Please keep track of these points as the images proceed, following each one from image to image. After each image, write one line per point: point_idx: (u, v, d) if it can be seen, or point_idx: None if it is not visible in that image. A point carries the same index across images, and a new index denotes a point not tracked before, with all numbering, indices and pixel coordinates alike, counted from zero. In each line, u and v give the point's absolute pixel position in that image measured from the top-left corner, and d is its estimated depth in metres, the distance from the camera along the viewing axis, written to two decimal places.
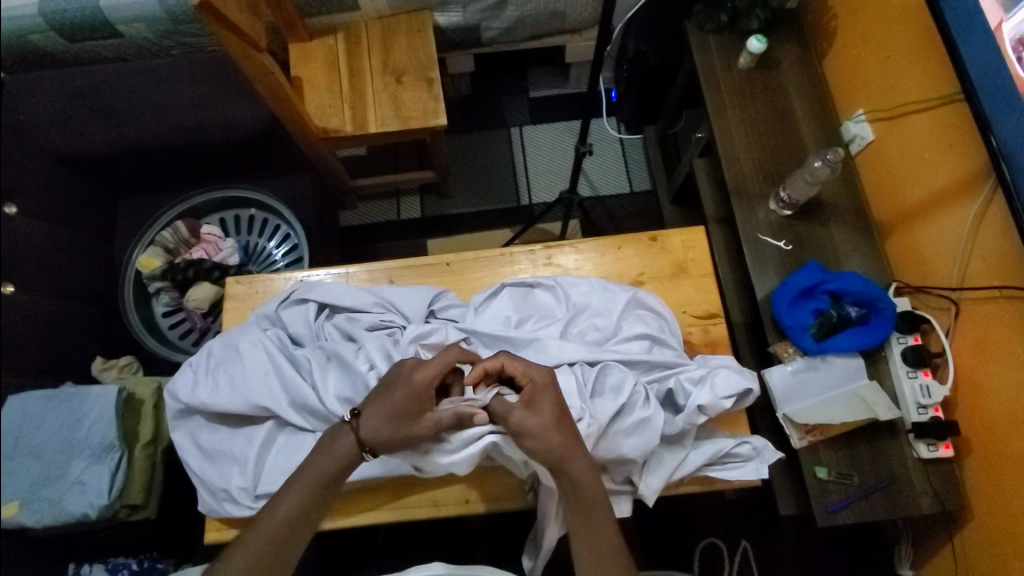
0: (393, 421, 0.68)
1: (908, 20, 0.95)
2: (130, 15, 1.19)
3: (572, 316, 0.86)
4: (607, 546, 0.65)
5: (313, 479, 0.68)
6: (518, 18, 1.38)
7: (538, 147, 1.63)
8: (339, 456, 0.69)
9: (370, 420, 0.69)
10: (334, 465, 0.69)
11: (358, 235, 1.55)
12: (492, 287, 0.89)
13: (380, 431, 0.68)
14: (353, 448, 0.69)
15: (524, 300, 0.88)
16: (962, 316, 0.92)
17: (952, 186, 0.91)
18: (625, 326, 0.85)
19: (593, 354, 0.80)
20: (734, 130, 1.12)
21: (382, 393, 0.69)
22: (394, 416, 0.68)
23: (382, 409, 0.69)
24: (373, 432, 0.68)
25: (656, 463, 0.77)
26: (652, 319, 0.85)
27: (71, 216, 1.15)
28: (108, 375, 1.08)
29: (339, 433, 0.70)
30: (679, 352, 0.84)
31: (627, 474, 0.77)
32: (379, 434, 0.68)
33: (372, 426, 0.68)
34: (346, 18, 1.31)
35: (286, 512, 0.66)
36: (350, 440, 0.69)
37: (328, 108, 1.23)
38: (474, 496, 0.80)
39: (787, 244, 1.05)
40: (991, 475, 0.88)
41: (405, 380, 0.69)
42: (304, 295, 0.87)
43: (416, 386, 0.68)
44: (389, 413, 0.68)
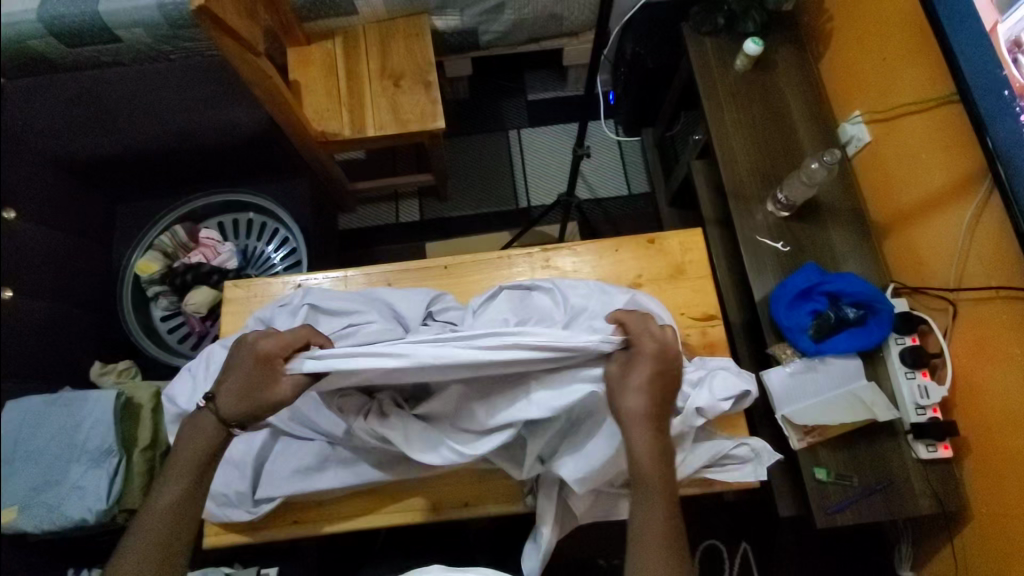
0: (242, 393, 0.65)
1: (903, 22, 0.96)
2: (128, 20, 1.20)
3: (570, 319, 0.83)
4: (663, 530, 0.61)
5: (192, 459, 0.66)
6: (516, 22, 1.38)
7: (536, 150, 1.63)
8: (205, 437, 0.67)
9: (225, 399, 0.66)
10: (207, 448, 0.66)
11: (357, 239, 1.55)
12: (489, 290, 0.88)
13: (235, 405, 0.66)
14: (217, 429, 0.67)
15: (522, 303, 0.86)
16: (959, 317, 0.92)
17: (949, 187, 0.91)
18: None
19: None
20: (731, 132, 1.12)
21: (233, 368, 0.67)
22: (245, 388, 0.66)
23: (237, 381, 0.66)
24: (230, 407, 0.66)
25: None
26: None
27: (71, 220, 1.15)
28: (106, 380, 1.08)
29: (200, 411, 0.68)
30: None
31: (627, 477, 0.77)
32: (237, 410, 0.66)
33: (228, 400, 0.66)
34: (344, 22, 1.31)
35: (173, 497, 0.64)
36: (213, 420, 0.67)
37: (326, 112, 1.24)
38: (473, 500, 0.80)
39: (784, 246, 1.05)
40: (990, 475, 0.88)
41: (246, 347, 0.66)
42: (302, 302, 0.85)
43: (260, 355, 0.65)
44: (242, 385, 0.66)
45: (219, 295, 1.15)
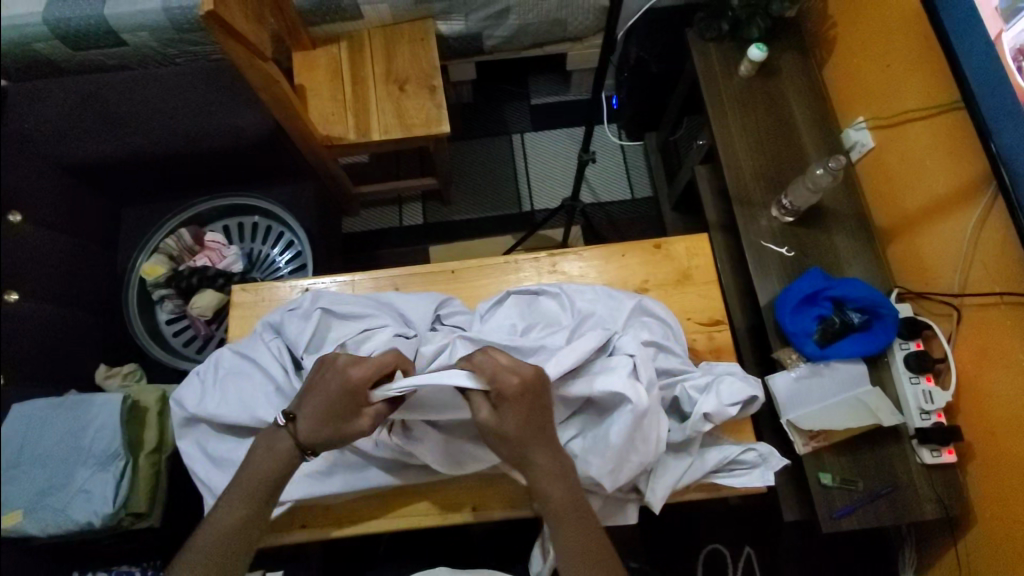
0: (323, 421, 0.67)
1: (906, 29, 0.96)
2: (135, 24, 1.20)
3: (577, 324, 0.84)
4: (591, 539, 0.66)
5: (260, 478, 0.69)
6: (520, 27, 1.39)
7: (539, 154, 1.64)
8: (281, 459, 0.69)
9: (306, 421, 0.68)
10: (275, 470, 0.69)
11: (360, 242, 1.55)
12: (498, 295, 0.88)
13: (314, 433, 0.67)
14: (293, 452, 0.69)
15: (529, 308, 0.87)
16: (962, 322, 0.92)
17: (952, 193, 0.92)
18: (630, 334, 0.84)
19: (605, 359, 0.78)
20: (736, 137, 1.13)
21: (315, 387, 0.68)
22: (325, 414, 0.67)
23: (319, 406, 0.67)
24: (309, 432, 0.68)
25: (662, 471, 0.78)
26: (657, 327, 0.85)
27: (76, 223, 1.15)
28: (111, 383, 1.08)
29: (277, 434, 0.70)
30: (684, 359, 0.84)
31: (634, 482, 0.78)
32: (318, 437, 0.67)
33: (307, 425, 0.68)
34: (349, 26, 1.32)
35: (231, 517, 0.67)
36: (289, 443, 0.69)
37: (331, 116, 1.24)
38: (481, 504, 0.80)
39: (789, 251, 1.06)
40: (994, 480, 0.88)
41: (334, 372, 0.66)
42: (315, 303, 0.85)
43: (349, 386, 0.64)
44: (321, 411, 0.67)
45: (225, 298, 1.15)
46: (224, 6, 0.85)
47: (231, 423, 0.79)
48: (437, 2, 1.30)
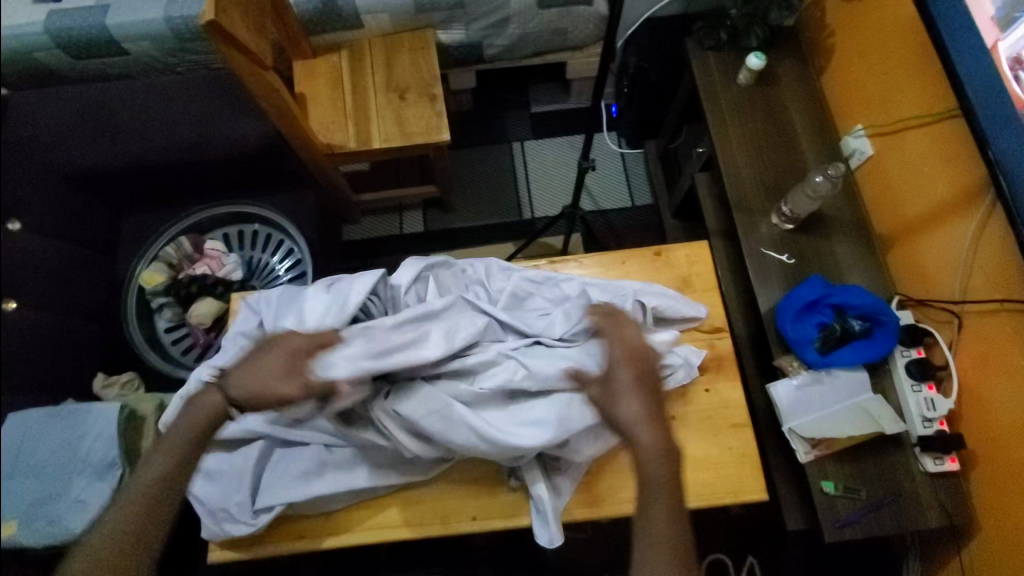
0: (257, 377, 0.69)
1: (903, 37, 0.97)
2: (136, 33, 1.21)
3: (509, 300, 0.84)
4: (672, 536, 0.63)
5: (177, 438, 0.70)
6: (520, 35, 1.39)
7: (539, 162, 1.64)
8: (207, 408, 0.71)
9: (234, 379, 0.70)
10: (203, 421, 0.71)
11: (360, 250, 1.55)
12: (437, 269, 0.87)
13: (240, 388, 0.69)
14: (218, 407, 0.71)
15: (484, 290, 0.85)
16: (964, 329, 0.92)
17: (951, 200, 0.92)
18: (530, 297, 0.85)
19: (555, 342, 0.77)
20: (735, 145, 1.13)
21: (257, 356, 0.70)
22: (263, 376, 0.69)
23: (254, 366, 0.69)
24: (239, 389, 0.70)
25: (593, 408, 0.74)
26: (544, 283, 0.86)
27: (76, 232, 1.15)
28: (109, 393, 1.07)
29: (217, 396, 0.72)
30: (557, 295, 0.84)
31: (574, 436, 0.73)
32: (244, 392, 0.69)
33: (241, 381, 0.70)
34: (350, 35, 1.33)
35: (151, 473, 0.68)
36: (216, 397, 0.72)
37: (332, 125, 1.24)
38: (481, 514, 0.78)
39: (789, 258, 1.06)
40: (997, 488, 0.88)
41: (281, 345, 0.69)
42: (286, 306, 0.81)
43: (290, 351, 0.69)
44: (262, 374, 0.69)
45: (224, 306, 1.15)
46: (226, 16, 0.86)
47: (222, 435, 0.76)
48: (437, 11, 1.30)
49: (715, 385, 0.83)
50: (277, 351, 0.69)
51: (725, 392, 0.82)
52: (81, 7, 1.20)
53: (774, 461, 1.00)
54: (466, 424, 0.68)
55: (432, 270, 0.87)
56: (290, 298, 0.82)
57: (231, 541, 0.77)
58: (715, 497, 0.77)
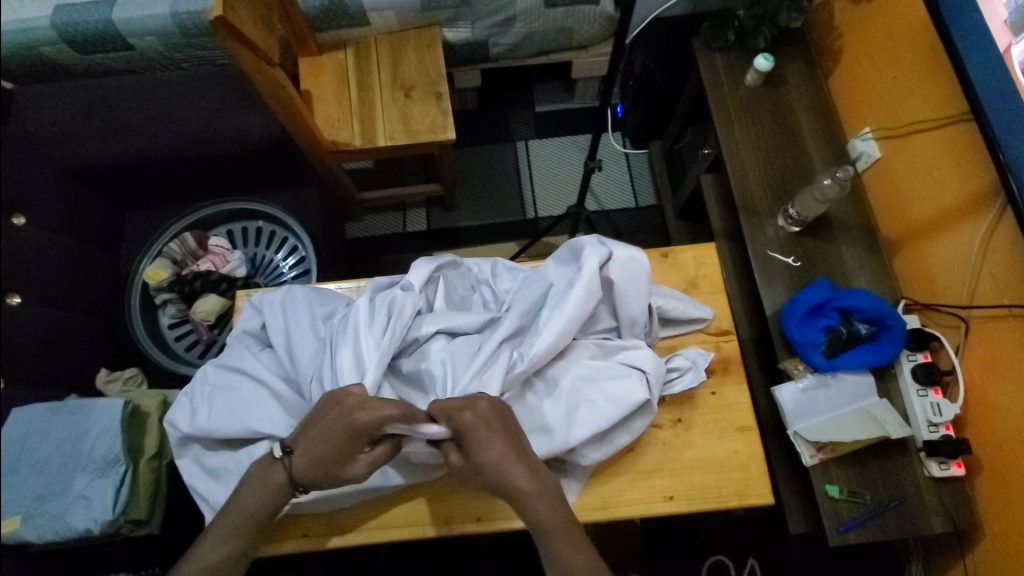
0: (320, 459, 0.66)
1: (913, 40, 0.96)
2: (142, 28, 1.20)
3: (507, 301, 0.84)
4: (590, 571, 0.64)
5: (246, 515, 0.68)
6: (526, 34, 1.39)
7: (543, 161, 1.64)
8: (266, 481, 0.68)
9: (300, 460, 0.67)
10: (265, 500, 0.68)
11: (363, 248, 1.55)
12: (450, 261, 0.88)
13: (311, 472, 0.66)
14: (284, 486, 0.68)
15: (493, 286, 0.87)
16: (971, 333, 0.92)
17: (959, 204, 0.92)
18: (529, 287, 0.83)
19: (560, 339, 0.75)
20: (741, 147, 1.13)
21: (310, 429, 0.67)
22: (324, 454, 0.66)
23: (318, 447, 0.66)
24: (303, 470, 0.67)
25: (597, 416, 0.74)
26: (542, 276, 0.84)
27: (81, 227, 1.15)
28: (112, 388, 1.07)
29: (271, 467, 0.69)
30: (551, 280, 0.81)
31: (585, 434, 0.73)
32: (311, 475, 0.66)
33: (307, 463, 0.66)
34: (356, 32, 1.32)
35: (218, 554, 0.66)
36: (280, 476, 0.68)
37: (337, 122, 1.24)
38: (485, 514, 0.78)
39: (795, 261, 1.05)
40: (1002, 494, 0.88)
41: (338, 413, 0.65)
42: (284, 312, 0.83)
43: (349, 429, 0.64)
44: (318, 455, 0.66)
45: (227, 303, 1.14)
46: (233, 12, 0.85)
47: (224, 437, 0.76)
48: (444, 9, 1.30)
49: (720, 388, 0.83)
50: (333, 425, 0.65)
51: (731, 395, 0.82)
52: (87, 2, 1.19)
53: (777, 464, 0.99)
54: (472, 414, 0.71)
55: (440, 271, 0.87)
56: (293, 309, 0.83)
57: None
58: (721, 500, 0.77)
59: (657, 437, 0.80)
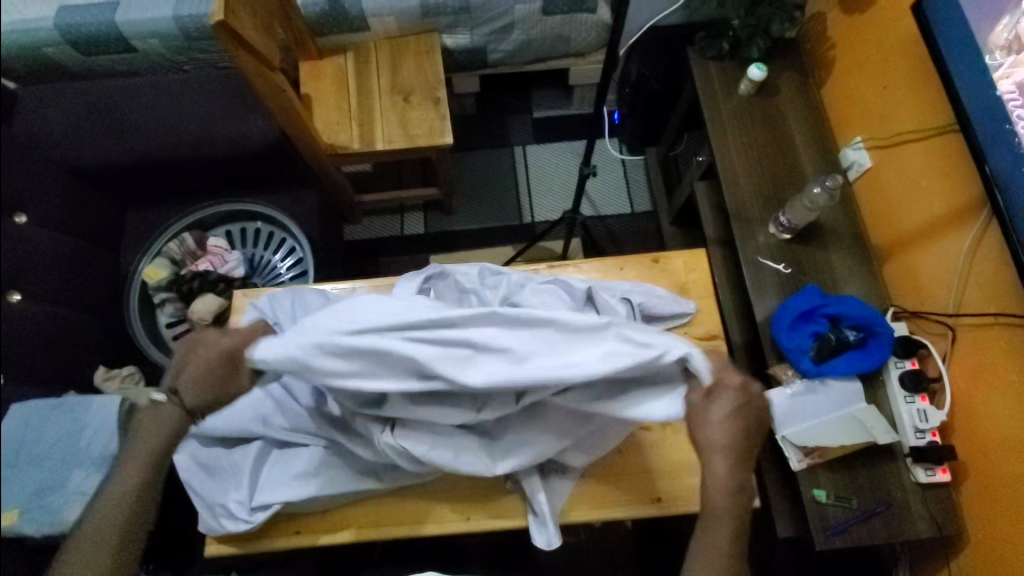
0: (206, 384, 0.65)
1: (903, 52, 0.98)
2: (145, 31, 1.22)
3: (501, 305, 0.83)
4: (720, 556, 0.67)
5: (147, 447, 0.72)
6: (524, 41, 1.41)
7: (540, 167, 1.65)
8: (166, 419, 0.71)
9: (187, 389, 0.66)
10: (162, 438, 0.71)
11: (360, 250, 1.56)
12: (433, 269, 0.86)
13: (200, 397, 0.66)
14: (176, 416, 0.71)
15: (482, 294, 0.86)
16: (958, 341, 0.93)
17: (947, 213, 0.93)
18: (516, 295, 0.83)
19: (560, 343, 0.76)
20: (735, 155, 1.15)
21: (191, 358, 0.65)
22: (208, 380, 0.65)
23: (200, 372, 0.64)
24: (192, 398, 0.66)
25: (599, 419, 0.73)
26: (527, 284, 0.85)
27: (82, 226, 1.16)
28: (109, 387, 1.08)
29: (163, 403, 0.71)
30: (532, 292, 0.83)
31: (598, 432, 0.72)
32: (197, 400, 0.66)
33: (191, 390, 0.65)
34: (356, 37, 1.34)
35: (129, 483, 0.71)
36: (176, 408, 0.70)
37: (336, 125, 1.26)
38: (475, 514, 0.79)
39: (786, 268, 1.07)
40: (988, 500, 0.88)
41: (207, 346, 0.64)
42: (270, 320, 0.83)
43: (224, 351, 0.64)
44: (202, 377, 0.64)
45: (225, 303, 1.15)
46: (235, 17, 0.87)
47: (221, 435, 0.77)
48: (443, 16, 1.32)
49: None
50: (206, 352, 0.65)
51: None
52: (91, 4, 1.21)
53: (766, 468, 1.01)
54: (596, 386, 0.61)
55: (431, 283, 0.86)
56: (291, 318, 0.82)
57: (224, 536, 0.77)
58: None
59: (646, 439, 0.81)
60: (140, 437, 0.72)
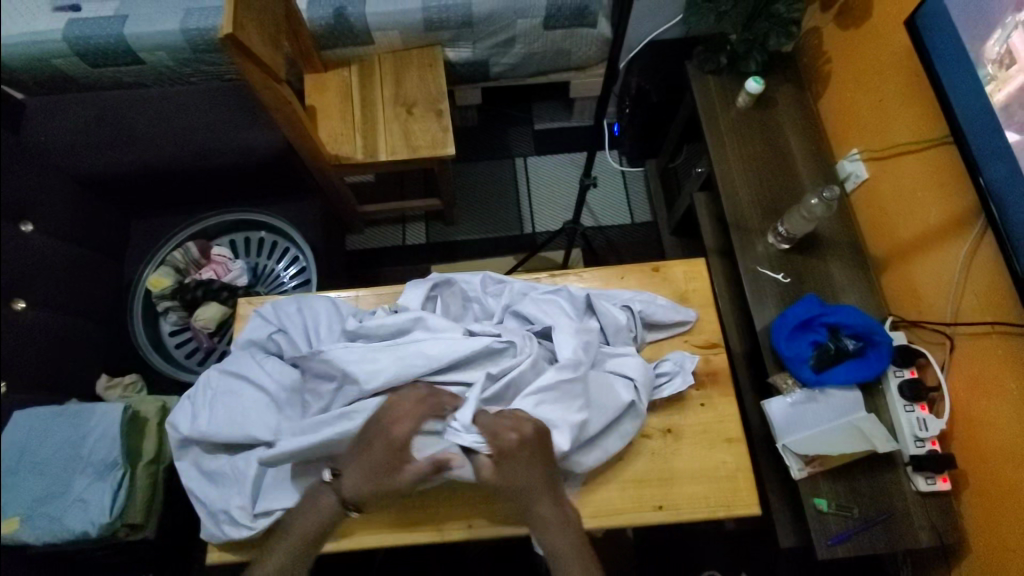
0: (372, 474, 0.69)
1: (897, 66, 1.00)
2: (152, 43, 1.24)
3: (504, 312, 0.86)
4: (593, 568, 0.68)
5: (305, 534, 0.71)
6: (526, 55, 1.43)
7: (541, 178, 1.67)
8: (325, 515, 0.71)
9: (352, 478, 0.69)
10: (317, 526, 0.71)
11: (362, 260, 1.57)
12: (441, 276, 0.87)
13: (363, 488, 0.69)
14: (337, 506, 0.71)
15: (485, 301, 0.88)
16: (956, 350, 0.94)
17: (943, 224, 0.94)
18: (519, 304, 0.85)
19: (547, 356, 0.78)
20: (733, 167, 1.16)
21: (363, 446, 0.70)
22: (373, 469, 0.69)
23: (363, 462, 0.70)
24: (356, 486, 0.69)
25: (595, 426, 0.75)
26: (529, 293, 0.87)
27: (86, 234, 1.17)
28: (112, 395, 1.08)
29: (320, 491, 0.72)
30: (535, 301, 0.85)
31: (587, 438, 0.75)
32: (361, 490, 0.69)
33: (354, 479, 0.69)
34: (360, 51, 1.36)
35: (272, 567, 0.69)
36: (332, 499, 0.71)
37: (340, 136, 1.28)
38: (478, 522, 0.78)
39: (785, 277, 1.08)
40: (988, 509, 0.89)
41: (380, 431, 0.70)
42: (279, 326, 0.85)
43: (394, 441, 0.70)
44: (368, 472, 0.69)
45: (228, 311, 1.16)
46: (243, 31, 0.89)
47: (223, 441, 0.77)
48: (446, 30, 1.34)
49: (710, 400, 0.85)
50: (380, 438, 0.70)
51: (720, 407, 0.84)
52: (101, 17, 1.23)
53: (767, 477, 1.01)
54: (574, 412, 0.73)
55: (437, 291, 0.87)
56: (302, 326, 0.84)
57: (226, 543, 0.77)
58: (709, 510, 0.78)
59: (647, 446, 0.81)
60: (297, 527, 0.71)
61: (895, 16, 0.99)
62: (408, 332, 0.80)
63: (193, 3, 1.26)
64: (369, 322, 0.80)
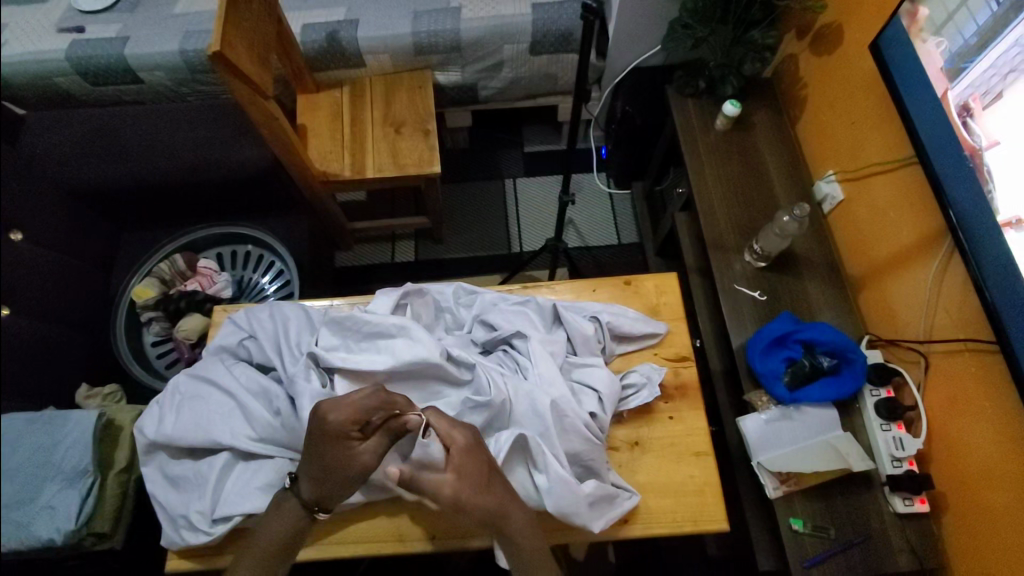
0: (324, 484, 0.69)
1: (866, 89, 1.02)
2: (152, 64, 1.29)
3: (471, 324, 0.88)
4: None
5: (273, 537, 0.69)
6: (514, 79, 1.47)
7: (529, 199, 1.70)
8: (289, 522, 0.70)
9: (305, 486, 0.70)
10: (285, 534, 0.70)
11: (352, 276, 1.59)
12: (402, 287, 0.87)
13: (320, 495, 0.70)
14: (302, 513, 0.71)
15: (454, 316, 0.91)
16: (931, 369, 0.93)
17: (915, 242, 0.95)
18: (486, 313, 0.88)
19: (523, 367, 0.80)
20: (711, 188, 1.19)
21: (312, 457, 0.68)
22: (327, 478, 0.69)
23: (317, 468, 0.68)
24: (315, 494, 0.70)
25: (591, 456, 0.75)
26: (497, 304, 0.89)
27: (75, 245, 1.18)
28: (90, 403, 1.08)
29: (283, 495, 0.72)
30: (504, 311, 0.87)
31: (592, 463, 0.76)
32: (323, 498, 0.70)
33: (310, 487, 0.70)
34: (353, 73, 1.41)
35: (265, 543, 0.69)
36: (295, 503, 0.71)
37: (329, 154, 1.31)
38: (437, 534, 0.78)
39: (761, 295, 1.09)
40: (968, 533, 0.86)
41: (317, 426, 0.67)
42: (250, 330, 0.86)
43: (327, 430, 0.66)
44: (321, 475, 0.68)
45: (210, 322, 1.17)
46: (231, 49, 0.92)
47: (188, 446, 0.77)
48: (435, 54, 1.38)
49: (679, 413, 0.84)
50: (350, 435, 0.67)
51: (688, 420, 0.84)
52: (103, 39, 1.28)
53: (744, 497, 1.00)
54: (565, 431, 0.75)
55: (409, 299, 0.87)
56: (273, 328, 0.85)
57: (185, 549, 0.76)
58: (676, 524, 0.77)
59: (613, 459, 0.81)
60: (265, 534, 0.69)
61: (862, 42, 1.02)
62: (390, 338, 0.79)
63: (193, 26, 1.31)
64: (355, 316, 0.79)
